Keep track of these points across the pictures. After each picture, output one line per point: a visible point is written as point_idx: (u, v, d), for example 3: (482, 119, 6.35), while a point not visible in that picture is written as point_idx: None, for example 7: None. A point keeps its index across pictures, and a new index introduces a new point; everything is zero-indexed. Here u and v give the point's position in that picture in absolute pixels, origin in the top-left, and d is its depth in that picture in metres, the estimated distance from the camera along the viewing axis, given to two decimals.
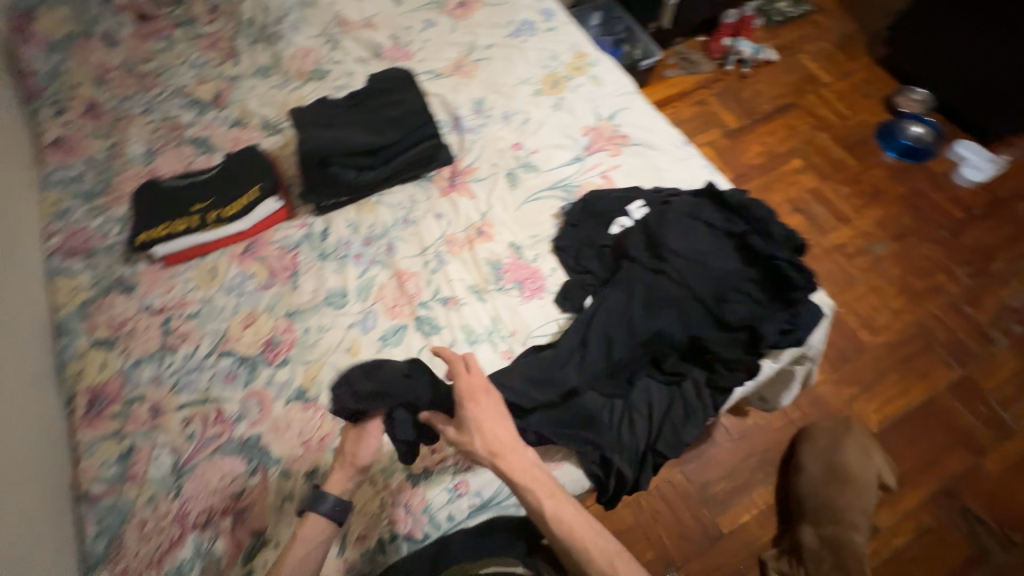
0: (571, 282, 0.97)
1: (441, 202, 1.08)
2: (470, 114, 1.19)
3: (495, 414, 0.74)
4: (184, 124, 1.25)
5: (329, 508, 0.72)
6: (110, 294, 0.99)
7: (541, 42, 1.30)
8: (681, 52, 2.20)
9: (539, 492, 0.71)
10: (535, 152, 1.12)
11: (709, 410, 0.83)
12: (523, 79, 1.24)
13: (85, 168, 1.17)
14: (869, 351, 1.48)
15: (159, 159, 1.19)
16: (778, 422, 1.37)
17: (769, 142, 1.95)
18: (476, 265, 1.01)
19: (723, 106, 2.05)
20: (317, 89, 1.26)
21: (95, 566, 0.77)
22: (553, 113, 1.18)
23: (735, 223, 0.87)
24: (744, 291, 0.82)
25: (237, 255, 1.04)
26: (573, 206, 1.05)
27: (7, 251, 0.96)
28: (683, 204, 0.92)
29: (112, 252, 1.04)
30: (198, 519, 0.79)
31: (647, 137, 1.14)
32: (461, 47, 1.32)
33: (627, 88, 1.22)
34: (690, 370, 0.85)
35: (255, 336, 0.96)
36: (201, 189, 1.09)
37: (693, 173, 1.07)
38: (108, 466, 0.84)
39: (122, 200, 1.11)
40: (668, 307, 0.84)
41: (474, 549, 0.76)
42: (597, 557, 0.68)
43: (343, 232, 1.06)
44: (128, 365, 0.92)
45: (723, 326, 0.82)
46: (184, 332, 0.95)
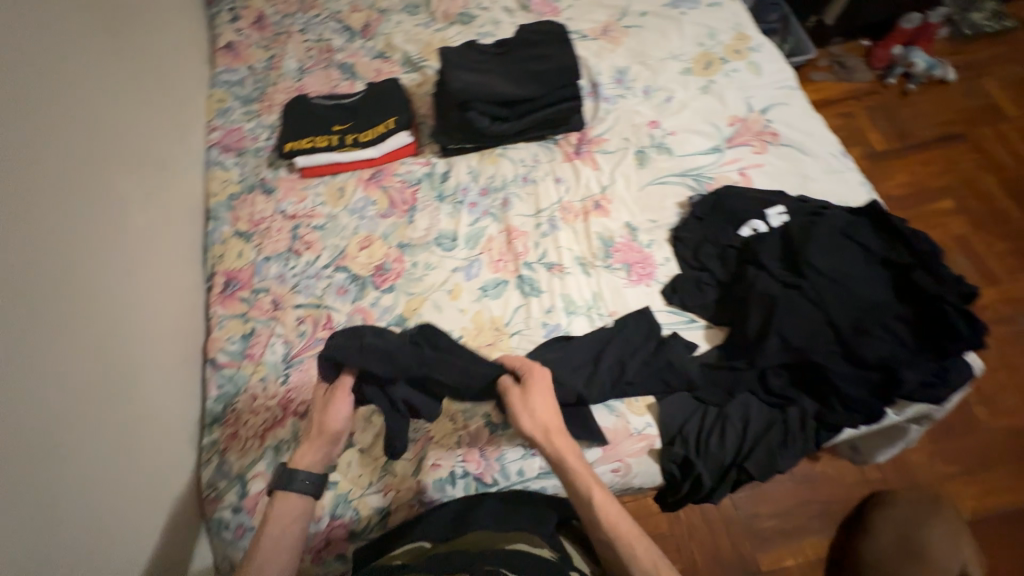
0: (683, 276, 0.92)
1: (564, 168, 1.06)
2: (610, 82, 1.14)
3: (543, 396, 0.74)
4: (334, 48, 1.31)
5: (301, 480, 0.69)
6: (253, 192, 1.09)
7: (700, 17, 1.20)
8: (837, 55, 1.94)
9: (584, 478, 0.67)
10: (672, 133, 1.06)
11: (810, 444, 0.77)
12: (674, 54, 1.16)
13: (247, 75, 1.27)
14: (983, 430, 1.29)
15: (308, 77, 1.26)
16: (852, 478, 1.25)
17: (920, 173, 1.70)
18: (587, 238, 0.99)
19: (875, 123, 1.81)
20: (462, 33, 1.26)
21: (212, 423, 0.87)
22: (700, 96, 1.10)
23: (898, 252, 0.78)
24: (892, 329, 0.74)
25: (364, 179, 1.10)
26: (703, 198, 0.98)
27: (179, 137, 1.08)
28: (837, 218, 0.83)
29: (260, 155, 1.13)
30: (298, 408, 0.86)
31: (803, 140, 1.02)
32: (613, 11, 1.25)
33: (789, 82, 1.10)
34: (800, 397, 0.78)
35: (369, 259, 1.01)
36: (343, 112, 1.15)
37: (850, 190, 0.96)
38: (233, 342, 0.94)
39: (273, 110, 1.20)
40: (799, 326, 0.77)
41: (498, 520, 0.73)
42: (642, 556, 0.62)
43: (462, 177, 1.08)
44: (259, 259, 1.01)
45: (856, 361, 0.75)
46: (309, 241, 1.03)
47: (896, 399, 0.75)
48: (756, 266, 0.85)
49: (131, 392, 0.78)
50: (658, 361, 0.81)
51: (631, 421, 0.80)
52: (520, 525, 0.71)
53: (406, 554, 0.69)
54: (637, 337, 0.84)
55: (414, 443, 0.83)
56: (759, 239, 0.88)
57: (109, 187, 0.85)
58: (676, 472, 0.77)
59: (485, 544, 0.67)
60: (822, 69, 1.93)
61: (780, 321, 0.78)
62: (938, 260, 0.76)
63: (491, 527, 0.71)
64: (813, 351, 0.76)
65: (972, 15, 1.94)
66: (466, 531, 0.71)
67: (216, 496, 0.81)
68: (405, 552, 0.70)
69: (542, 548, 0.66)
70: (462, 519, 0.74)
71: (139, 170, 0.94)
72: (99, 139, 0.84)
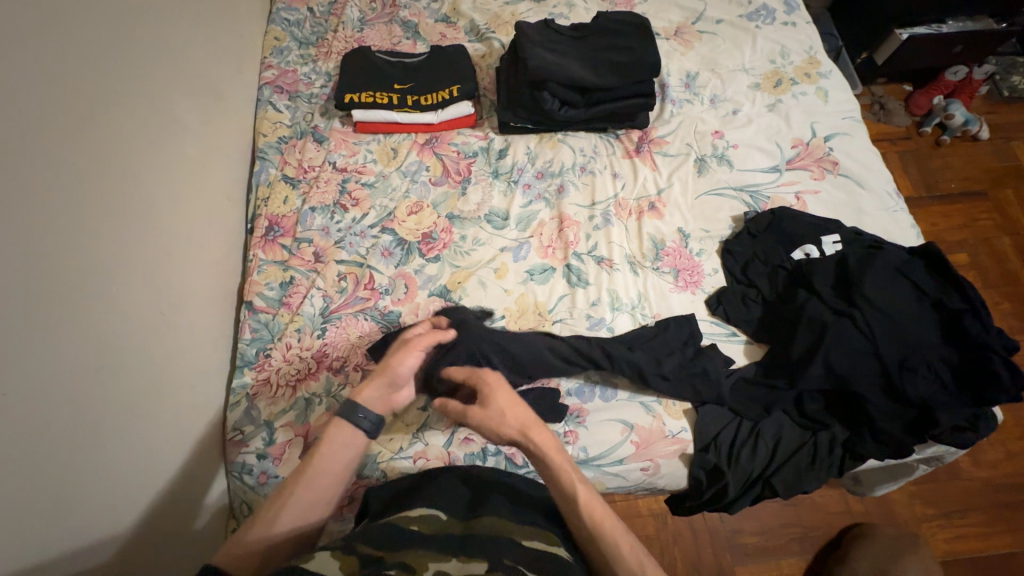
0: (729, 289, 0.92)
1: (622, 163, 1.05)
2: (678, 85, 1.13)
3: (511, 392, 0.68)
4: (399, 4, 1.26)
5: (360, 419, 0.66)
6: (304, 139, 1.06)
7: (776, 34, 1.19)
8: (878, 95, 1.94)
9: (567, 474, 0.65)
10: (734, 146, 1.06)
11: (833, 470, 0.80)
12: (745, 68, 1.15)
13: (306, 17, 1.22)
14: (973, 480, 1.31)
15: (369, 29, 1.21)
16: (836, 507, 1.26)
17: (939, 224, 1.74)
18: (639, 237, 0.98)
19: (906, 169, 1.83)
20: (533, 11, 1.23)
21: (242, 366, 0.86)
22: (766, 114, 1.09)
23: (951, 297, 0.80)
24: (933, 369, 0.77)
25: (418, 143, 1.07)
26: (759, 215, 0.98)
27: (235, 70, 1.04)
28: (894, 255, 0.85)
29: (313, 102, 1.10)
30: (333, 364, 0.85)
31: (862, 173, 1.03)
32: (688, 13, 1.23)
33: (854, 114, 1.10)
34: (834, 424, 0.80)
35: (417, 225, 0.98)
36: (405, 72, 1.12)
37: (900, 230, 0.98)
38: (271, 288, 0.92)
39: (331, 58, 1.15)
40: (845, 354, 0.79)
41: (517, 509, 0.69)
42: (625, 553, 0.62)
43: (520, 157, 1.06)
44: (304, 208, 0.98)
45: (894, 395, 0.77)
46: (356, 198, 1.00)
47: (926, 438, 0.77)
48: (807, 290, 0.87)
49: (173, 323, 0.76)
50: (694, 366, 0.82)
51: (666, 423, 0.81)
52: (535, 521, 0.66)
53: (419, 520, 0.62)
54: (675, 341, 0.85)
55: (448, 415, 0.82)
56: (813, 263, 0.88)
57: (165, 110, 0.81)
58: (702, 478, 0.79)
59: (501, 533, 0.61)
60: (862, 106, 1.94)
61: (827, 348, 0.80)
62: (988, 310, 0.78)
63: (507, 514, 0.65)
64: (855, 381, 0.78)
65: (1014, 77, 1.94)
66: (483, 513, 0.64)
67: (242, 441, 0.80)
68: (421, 517, 0.63)
69: (558, 548, 0.62)
70: (479, 501, 0.68)
71: (195, 96, 0.90)
72: (155, 58, 0.80)
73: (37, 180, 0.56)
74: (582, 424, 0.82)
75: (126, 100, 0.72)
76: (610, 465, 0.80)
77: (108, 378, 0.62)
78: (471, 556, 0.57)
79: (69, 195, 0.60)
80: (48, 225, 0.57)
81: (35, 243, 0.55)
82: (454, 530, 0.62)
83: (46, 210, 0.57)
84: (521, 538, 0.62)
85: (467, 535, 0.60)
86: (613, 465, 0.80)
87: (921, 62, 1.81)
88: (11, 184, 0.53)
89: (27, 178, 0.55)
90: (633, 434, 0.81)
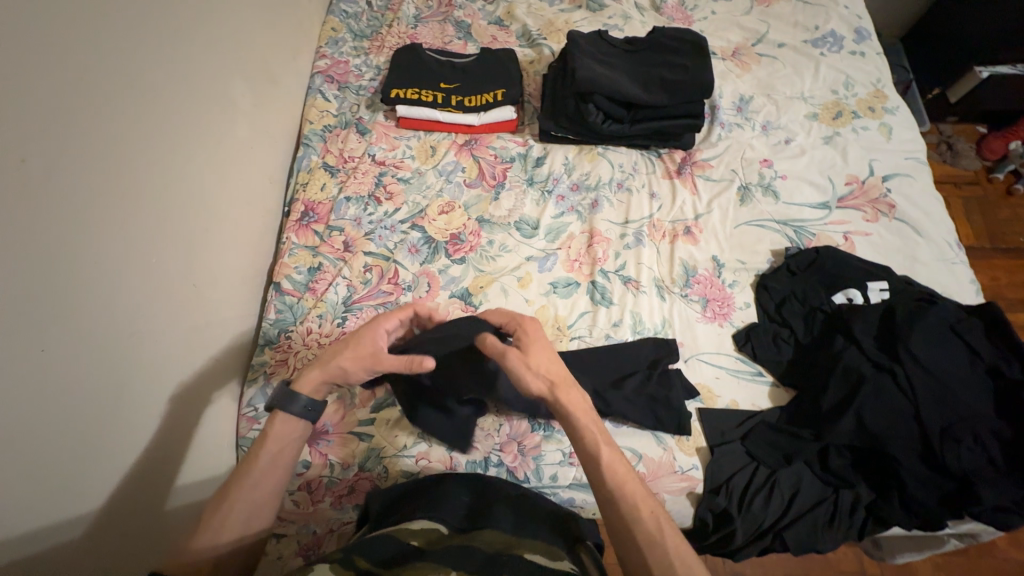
0: (760, 326, 0.87)
1: (661, 184, 1.02)
2: (730, 108, 1.09)
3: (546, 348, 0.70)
4: (455, 4, 1.27)
5: (300, 406, 0.67)
6: (348, 130, 1.08)
7: (841, 63, 1.13)
8: (947, 135, 1.82)
9: (595, 435, 0.63)
10: (782, 177, 1.01)
11: (853, 532, 0.75)
12: (804, 96, 1.10)
13: (364, 10, 1.25)
14: (1008, 561, 1.20)
15: (423, 27, 1.23)
16: (849, 566, 1.18)
17: (1000, 279, 1.61)
18: (669, 261, 0.95)
19: (969, 216, 1.71)
20: (588, 20, 1.21)
21: (264, 345, 0.88)
22: (821, 146, 1.04)
23: (1009, 366, 0.74)
24: (981, 442, 0.70)
25: (457, 144, 1.08)
26: (802, 252, 0.93)
27: (291, 58, 1.07)
28: (948, 311, 0.79)
29: (361, 94, 1.12)
30: None
31: (921, 218, 0.96)
32: (749, 34, 1.18)
33: (920, 154, 1.03)
34: (859, 484, 0.75)
35: (446, 225, 0.98)
36: (453, 72, 1.12)
37: (957, 284, 0.91)
38: (300, 272, 0.94)
39: (383, 52, 1.18)
40: (881, 412, 0.74)
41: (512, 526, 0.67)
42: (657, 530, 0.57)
43: (556, 167, 1.04)
44: (339, 197, 1.00)
45: (932, 463, 0.71)
46: (391, 192, 1.01)
47: (963, 515, 0.71)
48: (846, 338, 0.82)
49: (201, 298, 0.79)
50: (654, 391, 0.80)
51: (677, 458, 0.78)
52: (538, 535, 0.65)
53: (419, 534, 0.62)
54: (641, 360, 0.83)
55: None
56: (855, 309, 0.83)
57: (219, 92, 0.84)
58: (709, 521, 0.75)
59: (500, 548, 0.60)
60: (927, 145, 1.82)
61: (862, 403, 0.75)
62: None
63: (506, 528, 0.64)
64: (889, 443, 0.72)
65: None
66: (483, 527, 0.64)
67: (254, 417, 0.83)
68: (423, 531, 0.62)
69: (561, 562, 0.60)
70: (479, 513, 0.67)
71: (249, 81, 0.93)
72: (215, 41, 0.83)
73: (91, 153, 0.59)
74: None
75: (183, 81, 0.75)
76: None
77: (133, 346, 0.65)
78: (468, 568, 0.56)
79: (120, 169, 0.63)
80: (98, 194, 0.59)
81: (83, 213, 0.57)
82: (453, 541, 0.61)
83: (98, 182, 0.60)
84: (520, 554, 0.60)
85: (468, 548, 0.60)
86: None
87: (1001, 104, 1.68)
88: (68, 156, 0.55)
89: (81, 149, 0.57)
90: (641, 464, 0.78)
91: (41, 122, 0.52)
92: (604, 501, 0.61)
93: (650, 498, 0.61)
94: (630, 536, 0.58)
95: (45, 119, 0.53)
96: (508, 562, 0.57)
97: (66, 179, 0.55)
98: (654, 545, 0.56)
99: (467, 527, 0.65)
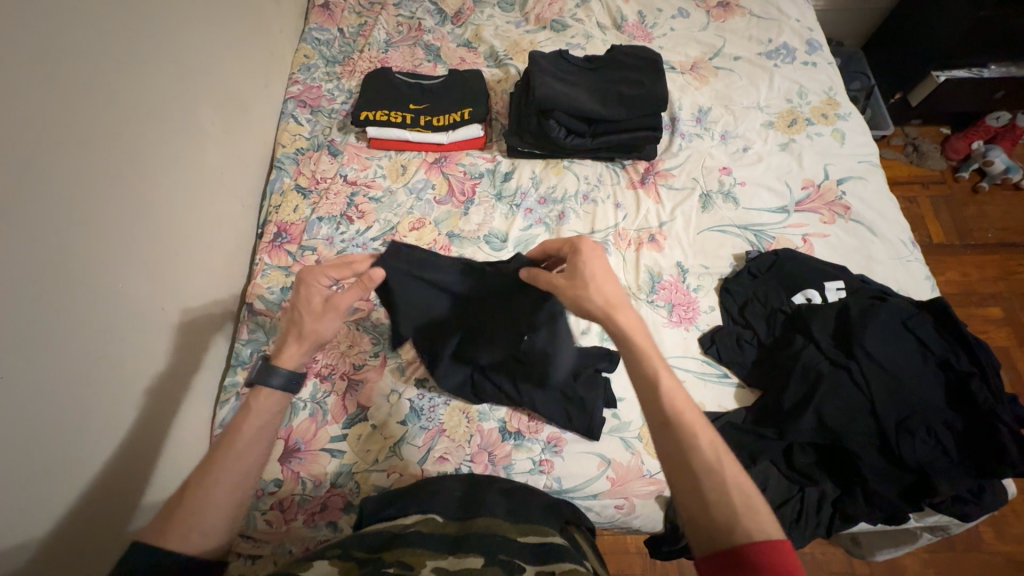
0: (724, 329, 0.89)
1: (626, 194, 1.05)
2: (689, 119, 1.13)
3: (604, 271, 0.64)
4: (424, 28, 1.31)
5: (281, 377, 0.63)
6: (320, 152, 1.11)
7: (794, 73, 1.17)
8: (912, 137, 1.88)
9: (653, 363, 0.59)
10: (741, 184, 1.04)
11: (820, 527, 0.77)
12: (760, 105, 1.14)
13: (336, 37, 1.29)
14: (994, 554, 1.20)
15: (393, 51, 1.27)
16: (838, 566, 1.18)
17: (971, 273, 1.65)
18: (636, 268, 0.97)
19: (937, 214, 1.76)
20: (552, 40, 1.26)
21: (236, 365, 0.89)
22: (778, 153, 1.08)
23: (959, 358, 0.77)
24: (935, 433, 0.72)
25: (428, 162, 1.11)
26: (762, 255, 0.96)
27: (263, 85, 1.10)
28: (900, 307, 0.82)
29: (333, 117, 1.16)
30: (321, 370, 0.88)
31: (875, 219, 1.00)
32: (705, 49, 1.23)
33: (871, 157, 1.07)
34: (823, 480, 0.76)
35: (417, 241, 1.00)
36: (421, 94, 1.16)
37: (913, 281, 0.94)
38: (272, 292, 0.95)
39: (354, 76, 1.22)
40: (841, 409, 0.75)
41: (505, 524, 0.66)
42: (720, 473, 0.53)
43: (524, 181, 1.07)
44: (312, 217, 1.02)
45: (892, 458, 0.73)
46: (363, 210, 1.03)
47: (923, 506, 0.73)
48: (805, 337, 0.84)
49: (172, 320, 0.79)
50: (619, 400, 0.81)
51: (645, 461, 0.80)
52: (531, 518, 0.66)
53: (417, 523, 0.63)
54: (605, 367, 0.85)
55: (426, 431, 0.83)
56: (813, 309, 0.86)
57: (191, 119, 0.87)
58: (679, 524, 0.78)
59: (496, 532, 0.61)
60: (894, 147, 1.88)
61: (821, 400, 0.76)
62: (998, 376, 0.74)
63: (501, 515, 0.65)
64: (848, 438, 0.74)
65: None
66: (477, 516, 0.64)
67: None
68: (416, 522, 0.63)
69: (552, 537, 0.62)
70: (473, 507, 0.68)
71: (220, 108, 0.95)
72: (185, 73, 0.85)
73: (59, 186, 0.60)
74: (558, 453, 0.81)
75: (154, 112, 0.77)
76: (585, 498, 0.79)
77: (102, 372, 0.65)
78: (468, 551, 0.56)
79: (90, 200, 0.65)
80: (64, 226, 0.61)
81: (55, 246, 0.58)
82: (451, 530, 0.62)
83: (65, 214, 0.61)
84: (518, 537, 0.61)
85: (466, 535, 0.60)
86: (587, 498, 0.79)
87: (959, 105, 1.74)
88: (36, 190, 0.57)
89: (45, 182, 0.59)
90: (610, 469, 0.79)
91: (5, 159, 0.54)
92: (660, 431, 0.57)
93: (709, 430, 0.56)
94: (688, 465, 0.54)
95: (12, 155, 0.55)
96: (495, 546, 0.58)
97: (31, 213, 0.56)
98: (713, 474, 0.53)
99: (462, 517, 0.66)
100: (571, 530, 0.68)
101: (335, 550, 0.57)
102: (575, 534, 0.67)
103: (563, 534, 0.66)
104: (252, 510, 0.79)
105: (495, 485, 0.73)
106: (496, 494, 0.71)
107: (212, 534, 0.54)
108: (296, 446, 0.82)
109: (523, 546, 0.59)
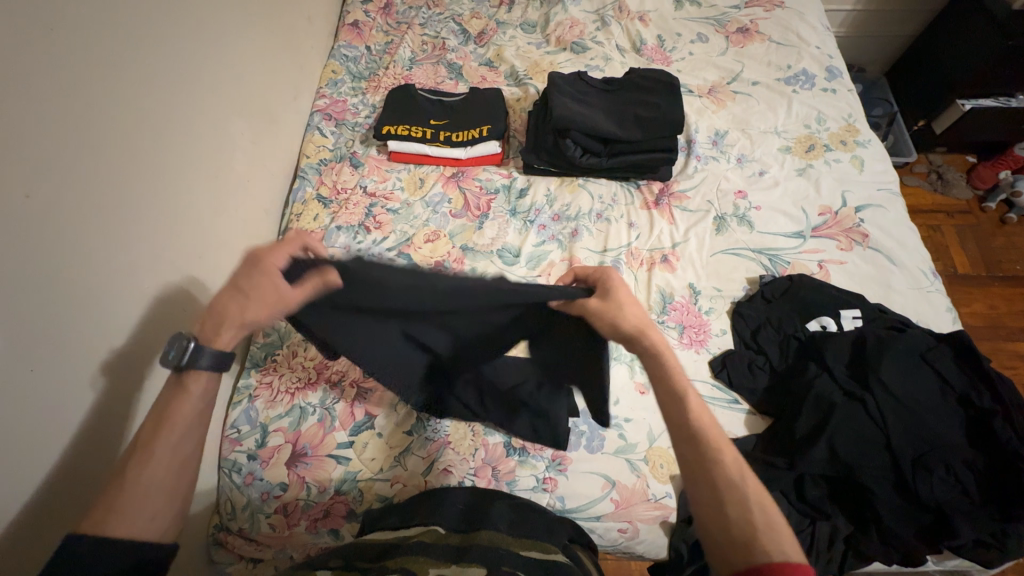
0: (736, 353, 0.88)
1: (639, 214, 1.06)
2: (705, 142, 1.13)
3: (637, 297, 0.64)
4: (448, 47, 1.35)
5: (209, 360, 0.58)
6: (342, 163, 1.14)
7: (813, 99, 1.18)
8: (936, 164, 1.85)
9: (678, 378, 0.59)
10: (756, 208, 1.04)
11: (833, 565, 0.74)
12: (778, 130, 1.14)
13: (363, 54, 1.35)
14: None
15: (417, 68, 1.31)
16: None
17: (999, 307, 1.60)
18: (647, 288, 0.97)
19: (961, 243, 1.72)
20: (572, 61, 1.29)
21: (250, 367, 0.91)
22: (795, 178, 1.07)
23: (980, 394, 0.74)
24: (953, 470, 0.69)
25: (445, 176, 1.13)
26: (776, 280, 0.95)
27: (292, 98, 1.15)
28: (919, 339, 0.80)
29: (356, 130, 1.20)
30: (331, 376, 0.89)
31: (894, 248, 0.98)
32: (724, 73, 1.25)
33: (891, 185, 1.06)
34: (835, 514, 0.74)
35: (431, 253, 1.02)
36: (441, 110, 1.19)
37: (933, 313, 0.91)
38: None
39: (379, 91, 1.26)
40: (854, 440, 0.73)
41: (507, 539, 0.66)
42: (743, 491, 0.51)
43: (539, 198, 1.09)
44: (331, 226, 1.05)
45: (907, 495, 0.70)
46: (381, 221, 1.06)
47: (942, 548, 0.70)
48: (819, 365, 0.82)
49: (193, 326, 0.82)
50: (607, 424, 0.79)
51: (651, 485, 0.78)
52: (534, 534, 0.65)
53: (419, 533, 0.63)
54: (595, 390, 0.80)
55: (431, 442, 0.83)
56: (828, 337, 0.84)
57: (220, 128, 0.90)
58: (683, 551, 0.76)
59: (499, 545, 0.60)
60: (916, 175, 1.86)
61: (834, 430, 0.75)
62: (1022, 415, 0.71)
63: (503, 529, 0.65)
64: (862, 472, 0.72)
65: None
66: (481, 528, 0.64)
67: (237, 439, 0.84)
68: (420, 533, 0.63)
69: (555, 555, 0.61)
70: (476, 519, 0.67)
71: (249, 119, 0.99)
72: (218, 85, 0.89)
73: (97, 189, 0.64)
74: (562, 472, 0.80)
75: (186, 121, 0.81)
76: (587, 520, 0.78)
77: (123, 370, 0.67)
78: (470, 561, 0.56)
79: (123, 204, 0.68)
80: (98, 228, 0.64)
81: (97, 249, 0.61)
82: (453, 541, 0.62)
83: (104, 217, 0.65)
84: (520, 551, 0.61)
85: (468, 547, 0.60)
86: (590, 520, 0.78)
87: (986, 134, 1.71)
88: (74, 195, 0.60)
89: (85, 187, 0.62)
90: (614, 491, 0.78)
91: (48, 163, 0.57)
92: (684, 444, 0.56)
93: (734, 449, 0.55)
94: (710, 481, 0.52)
95: (56, 160, 0.58)
96: (497, 557, 0.57)
97: (69, 214, 0.59)
98: (737, 491, 0.51)
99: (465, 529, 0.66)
100: (575, 549, 0.67)
101: (337, 560, 0.57)
102: (578, 554, 0.66)
103: (567, 552, 0.65)
104: (257, 512, 0.80)
105: (499, 500, 0.73)
106: (499, 510, 0.70)
107: (159, 519, 0.52)
108: (303, 451, 0.83)
109: (526, 561, 0.58)
